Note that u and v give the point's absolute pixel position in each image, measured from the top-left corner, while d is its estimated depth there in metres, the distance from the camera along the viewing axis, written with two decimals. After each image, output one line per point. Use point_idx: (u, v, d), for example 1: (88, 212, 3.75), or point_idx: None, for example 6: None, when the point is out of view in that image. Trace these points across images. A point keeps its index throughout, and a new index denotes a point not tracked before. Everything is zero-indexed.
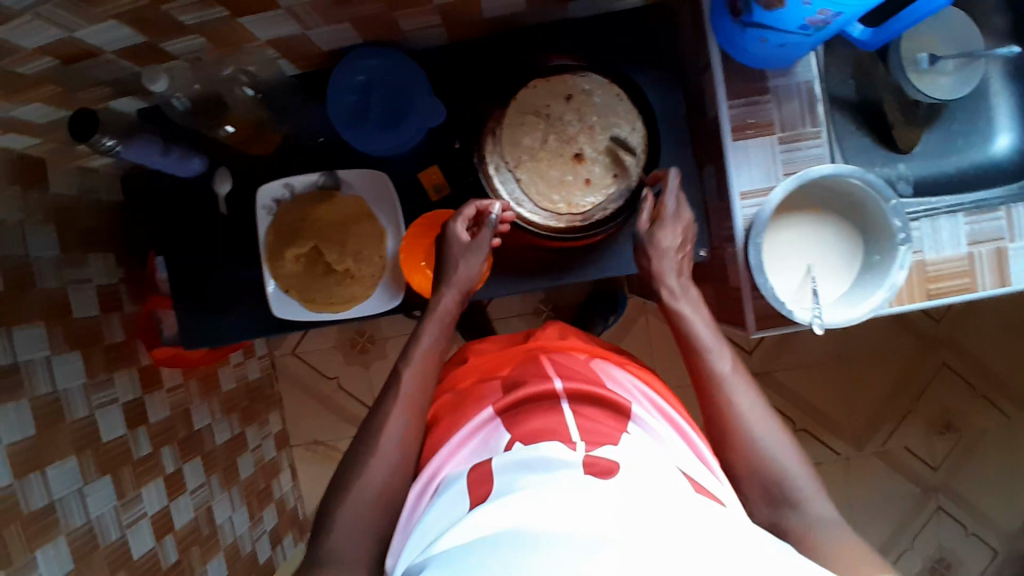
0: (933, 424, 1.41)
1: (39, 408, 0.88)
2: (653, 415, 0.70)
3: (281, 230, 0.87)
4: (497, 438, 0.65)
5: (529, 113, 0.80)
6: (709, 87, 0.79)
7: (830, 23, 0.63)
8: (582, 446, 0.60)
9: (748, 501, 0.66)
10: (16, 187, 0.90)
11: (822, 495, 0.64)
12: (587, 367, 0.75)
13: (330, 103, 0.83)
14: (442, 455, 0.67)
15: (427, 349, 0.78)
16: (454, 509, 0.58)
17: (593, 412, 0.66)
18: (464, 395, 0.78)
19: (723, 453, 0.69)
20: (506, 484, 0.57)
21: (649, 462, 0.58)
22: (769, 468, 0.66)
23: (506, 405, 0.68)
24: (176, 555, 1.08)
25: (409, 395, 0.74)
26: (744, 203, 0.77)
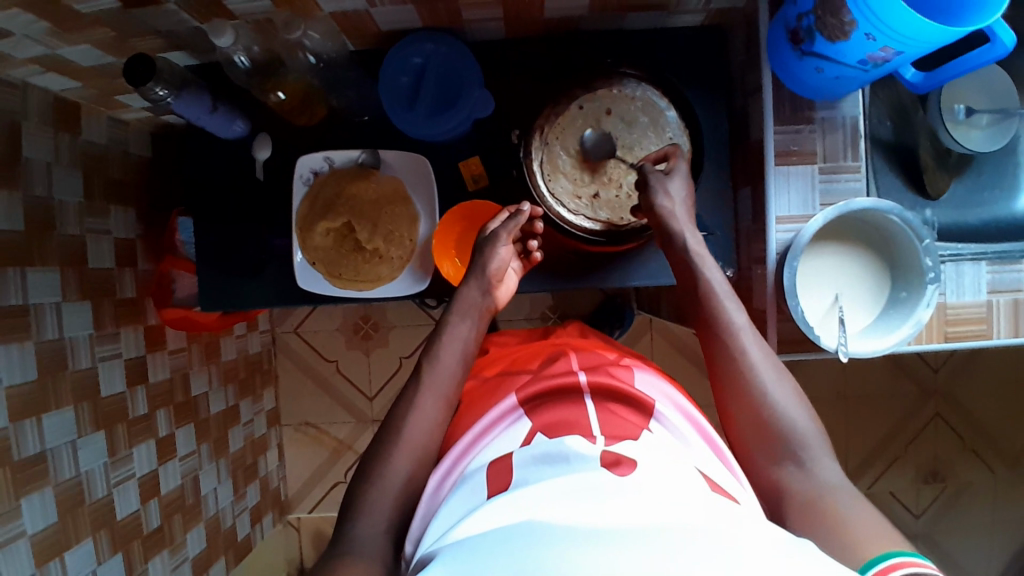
0: (921, 471, 1.44)
1: (43, 353, 0.86)
2: (676, 415, 0.71)
3: (315, 202, 0.86)
4: (518, 424, 0.66)
5: (586, 109, 0.83)
6: (756, 111, 0.81)
7: (890, 61, 0.66)
8: (601, 440, 0.60)
9: (750, 454, 0.67)
10: (48, 128, 0.89)
11: (827, 451, 0.65)
12: (614, 363, 0.76)
13: (382, 83, 0.85)
14: (468, 439, 0.69)
15: (455, 336, 0.79)
16: (471, 498, 0.58)
17: (616, 408, 0.67)
18: (490, 382, 0.79)
19: (729, 403, 0.70)
20: (525, 475, 0.57)
21: (668, 460, 0.58)
22: (770, 418, 0.67)
23: (532, 394, 0.69)
24: (158, 522, 1.06)
25: (435, 380, 0.75)
26: (779, 228, 0.79)
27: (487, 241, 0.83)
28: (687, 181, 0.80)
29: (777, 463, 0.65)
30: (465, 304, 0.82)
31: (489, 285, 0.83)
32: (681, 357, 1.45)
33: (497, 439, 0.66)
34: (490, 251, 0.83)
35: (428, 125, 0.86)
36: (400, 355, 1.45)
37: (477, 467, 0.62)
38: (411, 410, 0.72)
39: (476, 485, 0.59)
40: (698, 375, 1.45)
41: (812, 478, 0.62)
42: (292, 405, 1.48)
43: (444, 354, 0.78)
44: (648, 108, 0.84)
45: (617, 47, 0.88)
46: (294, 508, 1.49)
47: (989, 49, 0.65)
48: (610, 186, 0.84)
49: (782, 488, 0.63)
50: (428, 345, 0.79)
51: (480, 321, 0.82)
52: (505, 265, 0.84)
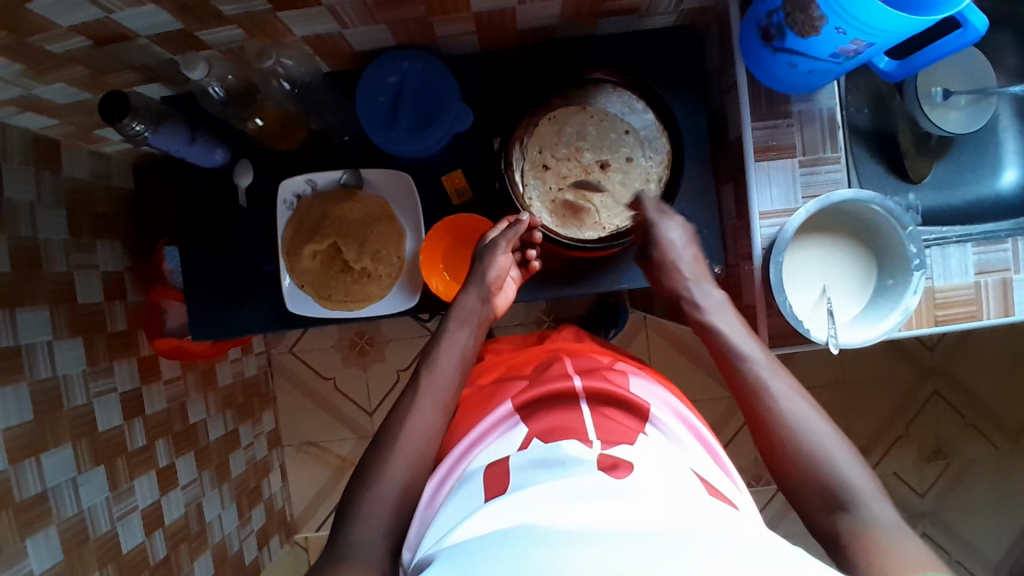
0: (923, 451, 1.45)
1: (38, 392, 0.86)
2: (673, 418, 0.71)
3: (300, 225, 0.86)
4: (514, 430, 0.67)
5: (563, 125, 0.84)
6: (733, 108, 0.81)
7: (861, 52, 0.67)
8: (598, 444, 0.61)
9: (807, 510, 0.64)
10: (28, 167, 0.89)
11: (883, 495, 0.61)
12: (609, 367, 0.76)
13: (360, 104, 0.84)
14: (463, 446, 0.69)
15: (449, 348, 0.79)
16: (468, 502, 0.59)
17: (613, 411, 0.67)
18: (487, 389, 0.79)
19: (772, 458, 0.68)
20: (522, 478, 0.57)
21: (665, 463, 0.59)
22: (817, 467, 0.64)
23: (527, 401, 0.70)
24: (165, 552, 1.05)
25: (430, 390, 0.75)
26: (763, 223, 0.79)
27: (486, 249, 0.83)
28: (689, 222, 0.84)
29: (833, 513, 0.62)
30: (463, 312, 0.82)
31: (488, 293, 0.83)
32: (678, 353, 1.45)
33: (493, 445, 0.67)
34: (489, 259, 0.83)
35: (410, 142, 0.85)
36: (398, 368, 1.45)
37: (473, 474, 0.63)
38: (408, 415, 0.73)
39: (473, 491, 0.60)
40: (696, 369, 1.45)
41: (870, 525, 0.59)
42: (293, 425, 1.48)
43: (442, 361, 0.78)
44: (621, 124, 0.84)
45: (592, 52, 0.88)
46: (301, 528, 1.49)
47: (961, 35, 0.65)
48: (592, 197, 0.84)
49: (839, 540, 0.60)
50: (425, 353, 0.80)
51: (478, 330, 0.82)
52: (504, 273, 0.84)
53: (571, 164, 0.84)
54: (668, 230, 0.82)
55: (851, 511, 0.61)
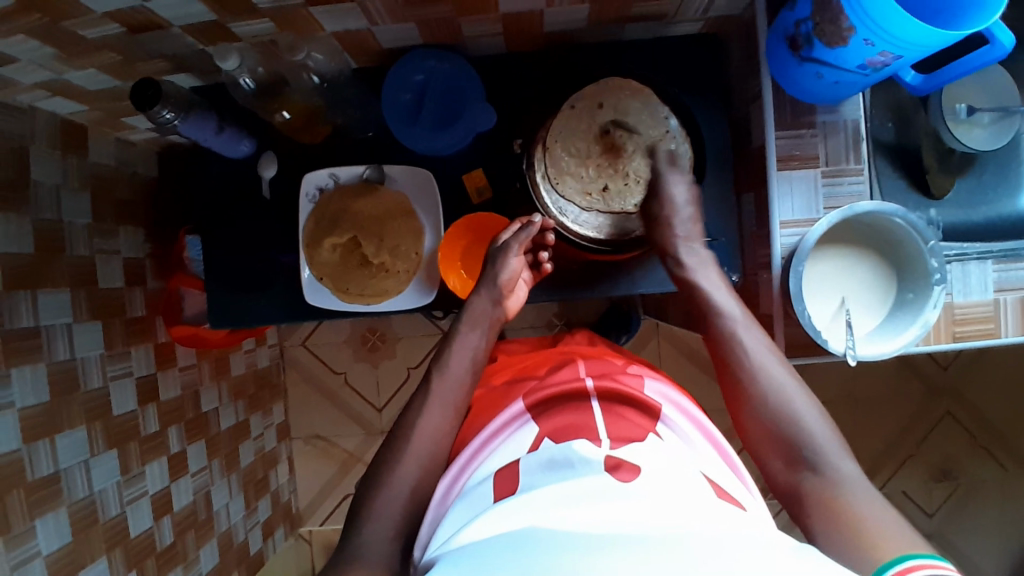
0: (933, 471, 1.44)
1: (56, 373, 0.88)
2: (682, 419, 0.72)
3: (321, 218, 0.87)
4: (524, 429, 0.67)
5: (581, 124, 0.84)
6: (756, 117, 0.81)
7: (889, 64, 0.67)
8: (608, 443, 0.61)
9: (769, 465, 0.68)
10: (56, 151, 0.91)
11: (846, 453, 0.65)
12: (621, 369, 0.77)
13: (387, 99, 0.85)
14: (474, 447, 0.70)
15: (459, 349, 0.81)
16: (478, 503, 0.59)
17: (624, 410, 0.68)
18: (499, 390, 0.79)
19: (741, 410, 0.71)
20: (531, 480, 0.58)
21: (674, 463, 0.59)
22: (783, 425, 0.67)
23: (537, 402, 0.70)
24: (171, 538, 1.06)
25: (443, 391, 0.76)
26: (784, 232, 0.78)
27: (498, 253, 0.85)
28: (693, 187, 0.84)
29: (796, 469, 0.65)
30: (475, 315, 0.83)
31: (500, 295, 0.84)
32: (688, 362, 1.45)
33: (502, 446, 0.67)
34: (501, 262, 0.84)
35: (430, 139, 0.86)
36: (408, 365, 1.45)
37: (482, 477, 0.63)
38: (420, 416, 0.74)
39: (481, 493, 0.60)
40: (708, 379, 1.45)
41: (830, 480, 0.63)
42: (302, 418, 1.48)
43: (453, 363, 0.79)
44: (626, 115, 0.84)
45: (617, 57, 0.88)
46: (306, 521, 1.49)
47: (987, 52, 0.65)
48: (618, 176, 0.85)
49: (800, 493, 0.64)
50: (437, 356, 0.81)
51: (489, 332, 0.83)
52: (516, 276, 0.85)
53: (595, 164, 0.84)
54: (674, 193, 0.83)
55: (815, 470, 0.64)
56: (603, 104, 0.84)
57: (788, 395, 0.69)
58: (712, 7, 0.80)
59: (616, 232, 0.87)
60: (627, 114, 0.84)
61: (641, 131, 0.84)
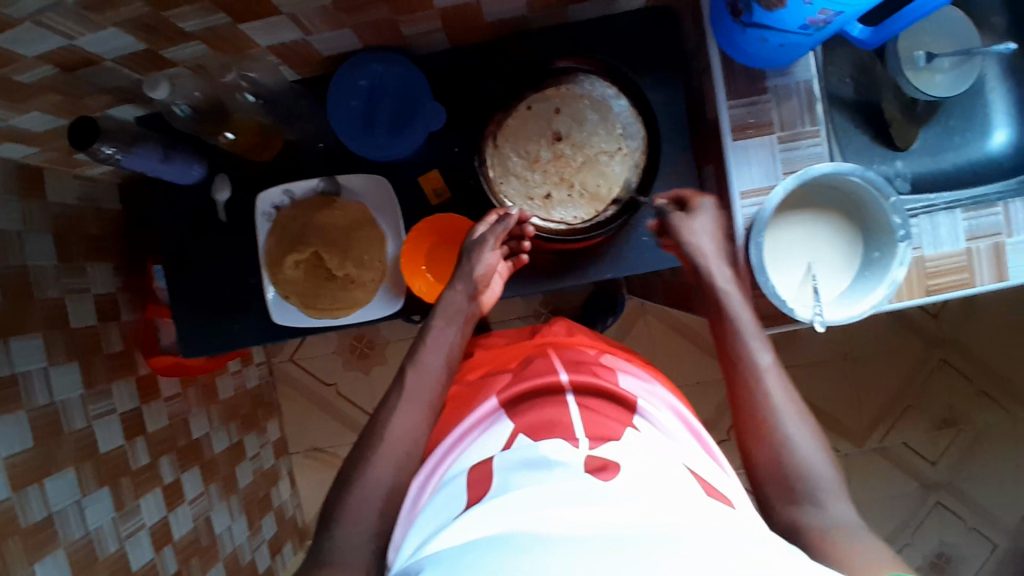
0: (933, 421, 1.43)
1: (37, 418, 0.88)
2: (661, 409, 0.71)
3: (281, 235, 0.86)
4: (499, 424, 0.67)
5: (535, 128, 0.83)
6: (709, 88, 0.80)
7: (831, 22, 0.65)
8: (585, 443, 0.60)
9: (768, 498, 0.65)
10: (13, 196, 0.90)
11: (844, 494, 0.63)
12: (596, 361, 0.76)
13: (332, 111, 0.83)
14: (448, 442, 0.70)
15: (433, 349, 0.79)
16: (451, 505, 0.59)
17: (599, 404, 0.67)
18: (474, 386, 0.79)
19: (750, 440, 0.69)
20: (505, 479, 0.57)
21: (656, 460, 0.58)
22: (787, 460, 0.65)
23: (511, 398, 0.69)
24: (176, 566, 1.07)
25: (415, 391, 0.75)
26: (744, 202, 0.77)
27: (472, 246, 0.82)
28: (718, 213, 0.78)
29: (795, 505, 0.63)
30: (449, 309, 0.82)
31: (474, 289, 0.83)
32: (679, 337, 1.44)
33: (476, 443, 0.67)
34: (475, 257, 0.82)
35: (384, 146, 0.84)
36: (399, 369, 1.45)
37: (457, 473, 0.64)
38: (394, 415, 0.73)
39: (455, 494, 0.60)
40: (699, 353, 1.44)
41: (827, 517, 0.61)
42: (299, 432, 1.49)
43: (428, 357, 0.78)
44: (581, 118, 0.83)
45: (564, 40, 0.87)
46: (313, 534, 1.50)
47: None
48: (564, 186, 0.83)
49: (799, 531, 0.61)
50: (411, 351, 0.79)
51: (465, 326, 0.82)
52: (492, 270, 0.83)
53: (546, 168, 0.83)
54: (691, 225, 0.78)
55: (815, 506, 0.62)
56: (560, 109, 0.82)
57: (792, 430, 0.67)
58: None
59: (582, 220, 0.83)
60: (580, 117, 0.83)
61: (593, 136, 0.83)
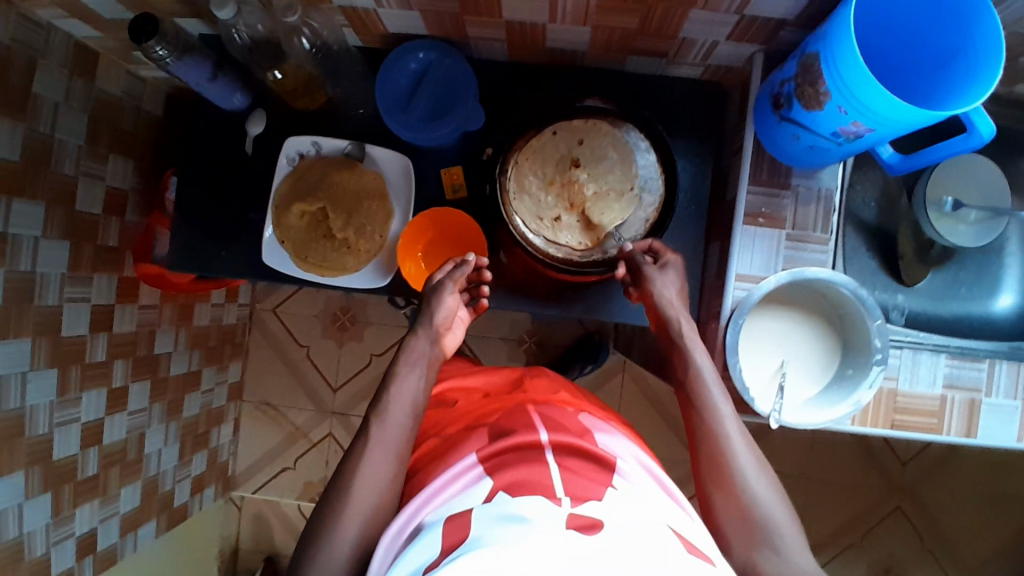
0: (872, 566, 1.40)
1: (12, 281, 0.89)
2: (640, 472, 0.70)
3: (295, 183, 0.88)
4: (478, 484, 0.64)
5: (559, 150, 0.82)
6: (735, 168, 0.81)
7: (861, 137, 0.67)
8: (567, 502, 0.58)
9: (730, 542, 0.65)
10: (64, 71, 0.94)
11: (802, 542, 0.64)
12: (575, 423, 0.75)
13: (380, 83, 0.85)
14: (428, 491, 0.66)
15: (403, 391, 0.78)
16: (429, 550, 0.56)
17: (582, 467, 0.65)
18: (453, 436, 0.78)
19: (711, 487, 0.68)
20: (484, 529, 0.55)
21: (639, 519, 0.57)
22: (750, 507, 0.65)
23: (492, 451, 0.68)
24: (95, 470, 1.07)
25: (390, 438, 0.74)
26: (737, 285, 0.78)
27: (432, 291, 0.84)
28: (682, 273, 0.81)
29: (754, 547, 0.64)
30: (414, 355, 0.82)
31: (437, 335, 0.84)
32: (648, 406, 1.44)
33: (457, 497, 0.64)
34: (435, 302, 0.84)
35: (419, 129, 0.87)
36: (372, 351, 1.46)
37: (435, 520, 0.61)
38: (362, 463, 0.71)
39: (435, 538, 0.58)
40: (663, 427, 1.43)
41: (789, 565, 0.62)
42: (257, 381, 1.49)
43: (394, 408, 0.76)
44: (607, 149, 0.82)
45: (615, 85, 0.89)
46: (239, 485, 1.49)
47: (966, 138, 0.65)
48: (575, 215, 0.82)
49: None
50: (375, 400, 0.78)
51: (430, 370, 0.82)
52: (452, 313, 0.85)
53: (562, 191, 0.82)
54: (663, 281, 0.79)
55: (775, 550, 0.63)
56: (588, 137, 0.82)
57: (754, 479, 0.67)
58: (713, 53, 0.81)
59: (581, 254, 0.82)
60: (606, 149, 0.82)
61: (614, 171, 0.82)
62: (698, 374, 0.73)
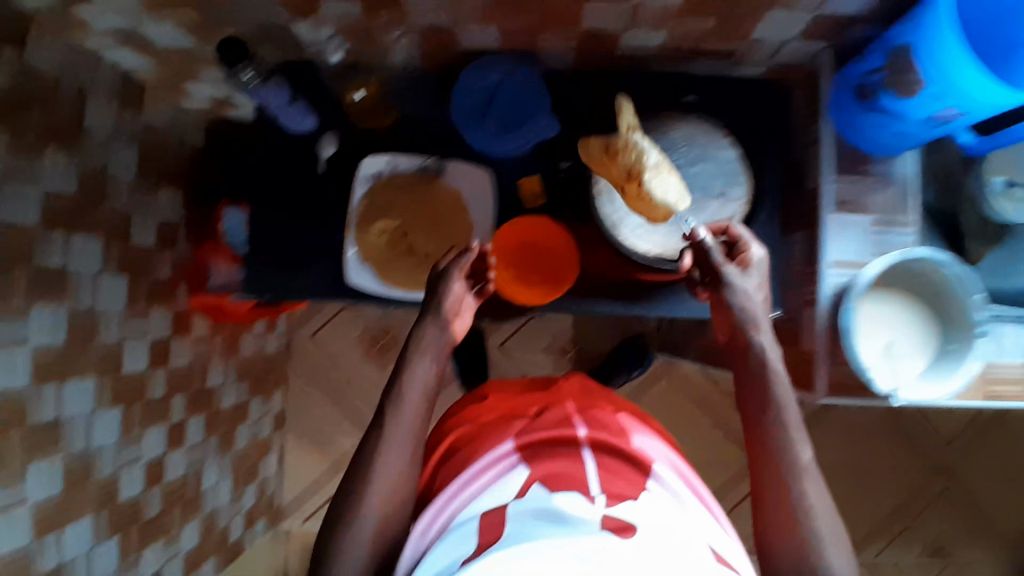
0: (925, 546, 1.43)
1: (76, 319, 0.85)
2: (672, 473, 0.71)
3: (375, 202, 0.88)
4: (513, 473, 0.66)
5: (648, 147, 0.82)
6: (814, 159, 0.83)
7: (953, 121, 0.70)
8: (601, 500, 0.59)
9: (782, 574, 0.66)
10: (113, 102, 0.91)
11: None
12: (612, 420, 0.77)
13: (455, 102, 0.85)
14: (462, 480, 0.69)
15: (420, 383, 0.75)
16: (462, 546, 0.57)
17: (617, 464, 0.68)
18: (485, 430, 0.79)
19: (768, 521, 0.67)
20: (520, 526, 0.56)
21: (669, 523, 0.58)
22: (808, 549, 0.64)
23: (529, 444, 0.70)
24: (158, 509, 1.03)
25: (412, 423, 0.73)
26: (835, 270, 0.79)
27: (441, 277, 0.80)
28: (763, 273, 0.74)
29: None
30: (425, 343, 0.78)
31: (446, 322, 0.79)
32: (698, 406, 1.44)
33: (488, 490, 0.65)
34: (444, 288, 0.79)
35: (494, 142, 0.87)
36: None
37: (467, 518, 0.62)
38: (381, 447, 0.71)
39: (467, 535, 0.58)
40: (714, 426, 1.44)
41: None
42: (299, 410, 1.45)
43: (408, 396, 0.74)
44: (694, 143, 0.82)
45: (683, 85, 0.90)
46: (287, 517, 1.44)
47: None
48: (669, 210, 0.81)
49: None
50: (388, 386, 0.75)
51: (441, 361, 0.78)
52: (462, 301, 0.80)
53: None
54: (743, 283, 0.73)
55: None
56: (676, 132, 0.82)
57: (820, 523, 0.65)
58: (780, 53, 0.81)
59: (677, 249, 0.80)
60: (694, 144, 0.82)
61: (704, 166, 0.82)
62: (769, 386, 0.70)
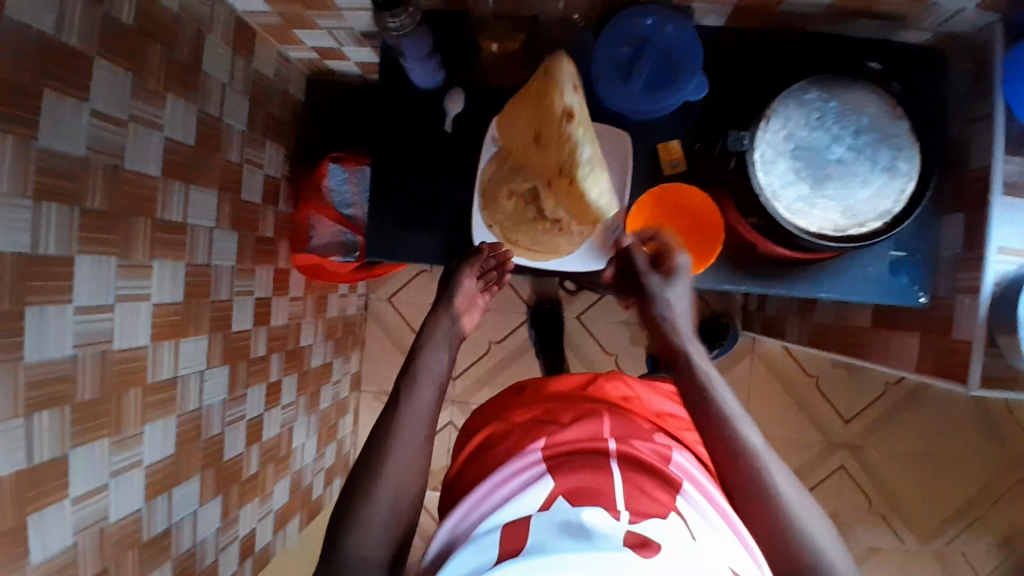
0: (997, 536, 1.42)
1: (192, 275, 0.83)
2: (697, 490, 0.70)
3: (503, 164, 0.84)
4: (538, 484, 0.66)
5: (810, 115, 0.77)
6: (980, 136, 0.78)
7: None
8: (626, 516, 0.61)
9: None
10: (228, 48, 0.87)
11: None
12: (649, 435, 0.75)
13: (602, 53, 0.80)
14: (489, 487, 0.69)
15: (432, 376, 0.76)
16: (485, 551, 0.59)
17: (644, 481, 0.66)
18: (520, 431, 0.77)
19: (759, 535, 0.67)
20: (546, 539, 0.58)
21: (695, 551, 0.58)
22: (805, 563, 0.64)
23: (556, 454, 0.70)
24: (255, 469, 1.02)
25: (427, 417, 0.74)
26: (1001, 257, 0.77)
27: (453, 275, 0.82)
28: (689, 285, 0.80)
29: None
30: (435, 336, 0.80)
31: (456, 318, 0.82)
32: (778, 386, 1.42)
33: (515, 498, 0.65)
34: (455, 284, 0.82)
35: (638, 100, 0.80)
36: (491, 339, 1.45)
37: (492, 528, 0.63)
38: (394, 435, 0.72)
39: (490, 542, 0.60)
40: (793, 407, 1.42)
41: None
42: (374, 372, 1.44)
43: (422, 389, 0.75)
44: (855, 115, 0.78)
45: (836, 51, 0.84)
46: None
47: None
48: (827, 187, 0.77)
49: None
50: (403, 371, 0.77)
51: (451, 354, 0.81)
52: (471, 299, 0.83)
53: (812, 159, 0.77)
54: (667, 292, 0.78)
55: None
56: (837, 100, 0.78)
57: (815, 538, 0.65)
58: (952, 20, 0.75)
59: (837, 229, 0.76)
60: (856, 115, 0.78)
61: (866, 140, 0.77)
62: (719, 400, 0.72)
